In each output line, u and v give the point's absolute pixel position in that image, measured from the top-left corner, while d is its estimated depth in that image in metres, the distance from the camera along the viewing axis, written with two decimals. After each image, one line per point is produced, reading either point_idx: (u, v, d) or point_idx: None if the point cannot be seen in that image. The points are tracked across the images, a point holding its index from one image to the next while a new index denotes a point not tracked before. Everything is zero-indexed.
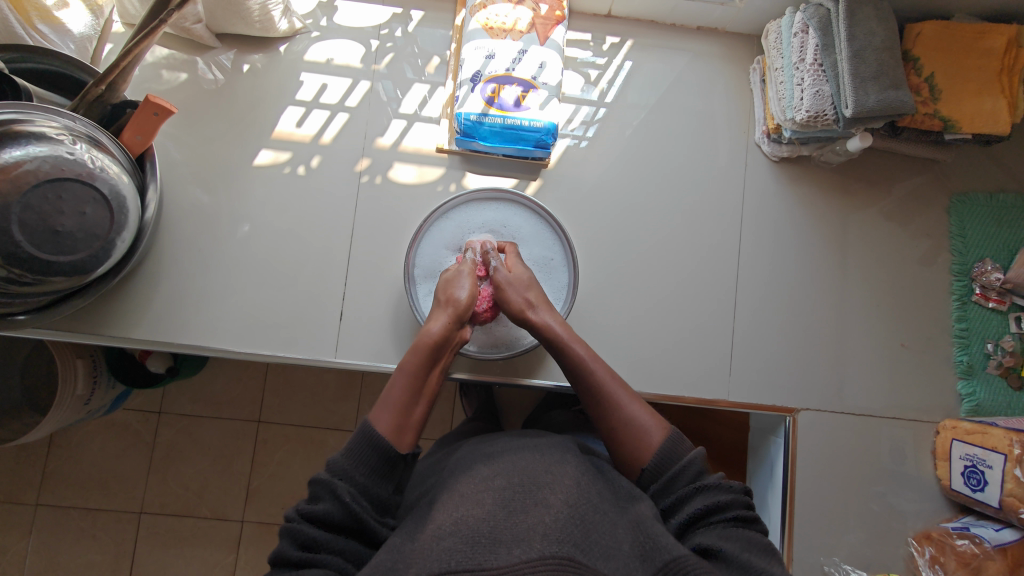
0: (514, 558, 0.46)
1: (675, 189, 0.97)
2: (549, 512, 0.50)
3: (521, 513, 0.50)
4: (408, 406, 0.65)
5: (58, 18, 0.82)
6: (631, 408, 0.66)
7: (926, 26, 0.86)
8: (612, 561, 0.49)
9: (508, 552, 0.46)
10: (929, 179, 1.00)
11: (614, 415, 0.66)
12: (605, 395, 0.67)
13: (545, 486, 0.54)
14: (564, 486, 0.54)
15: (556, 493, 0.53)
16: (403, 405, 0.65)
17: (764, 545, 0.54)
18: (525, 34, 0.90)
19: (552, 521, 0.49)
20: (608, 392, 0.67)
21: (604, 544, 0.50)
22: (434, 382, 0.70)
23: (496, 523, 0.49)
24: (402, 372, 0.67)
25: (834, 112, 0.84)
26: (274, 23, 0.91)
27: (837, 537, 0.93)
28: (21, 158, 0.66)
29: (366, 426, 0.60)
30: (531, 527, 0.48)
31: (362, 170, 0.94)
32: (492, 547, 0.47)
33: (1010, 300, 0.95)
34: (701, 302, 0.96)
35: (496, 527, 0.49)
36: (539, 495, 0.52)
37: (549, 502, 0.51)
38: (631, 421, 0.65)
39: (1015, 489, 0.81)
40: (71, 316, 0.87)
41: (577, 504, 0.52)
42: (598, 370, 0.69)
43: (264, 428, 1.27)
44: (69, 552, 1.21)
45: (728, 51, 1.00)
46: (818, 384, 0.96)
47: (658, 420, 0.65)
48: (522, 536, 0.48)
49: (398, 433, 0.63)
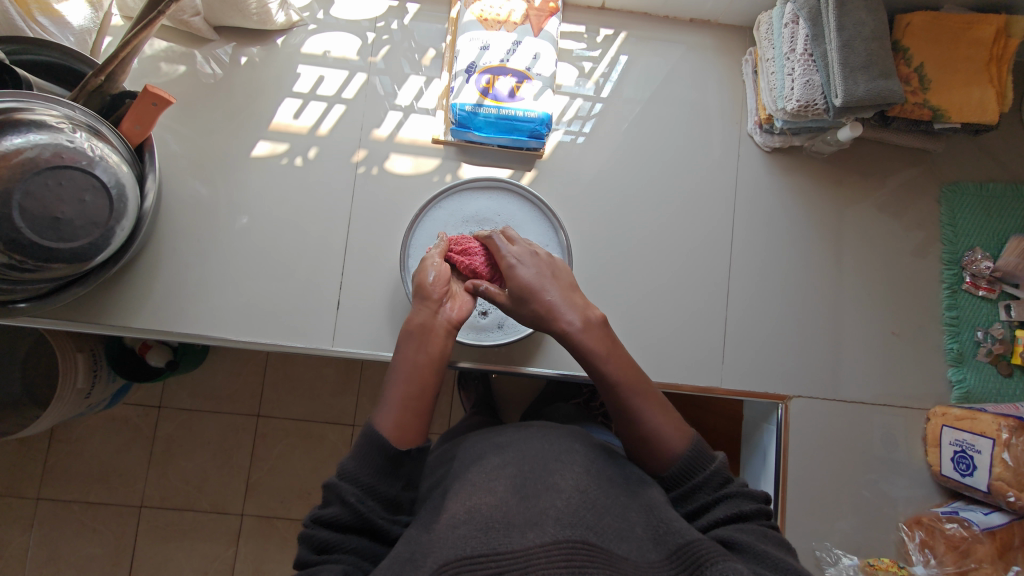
0: (529, 541, 0.47)
1: (668, 179, 0.98)
2: (560, 497, 0.51)
3: (533, 498, 0.51)
4: (409, 403, 0.64)
5: (58, 10, 0.82)
6: (655, 417, 0.63)
7: (916, 16, 0.87)
8: (626, 543, 0.50)
9: (522, 536, 0.47)
10: (920, 170, 1.01)
11: (643, 429, 0.63)
12: (628, 405, 0.64)
13: (555, 472, 0.55)
14: (574, 473, 0.55)
15: (567, 479, 0.54)
16: (404, 402, 0.64)
17: (779, 540, 0.55)
18: (519, 25, 0.92)
19: (564, 506, 0.50)
20: (630, 404, 0.64)
21: (616, 525, 0.51)
22: (430, 369, 0.68)
23: (509, 509, 0.50)
24: (395, 375, 0.67)
25: (825, 101, 0.85)
26: (271, 16, 0.92)
27: (829, 524, 0.94)
28: (22, 145, 0.67)
29: (367, 430, 0.60)
30: (544, 511, 0.50)
31: (358, 161, 0.95)
32: (506, 531, 0.48)
33: (1000, 289, 0.97)
34: (695, 291, 0.97)
35: (510, 513, 0.50)
36: (551, 481, 0.54)
37: (560, 487, 0.53)
38: (655, 431, 0.62)
39: (1003, 473, 0.82)
40: (72, 305, 0.89)
41: (587, 489, 0.54)
42: (621, 379, 0.66)
43: (265, 421, 1.28)
44: (71, 545, 1.22)
45: (720, 43, 1.01)
46: (811, 372, 0.97)
47: (680, 429, 0.63)
48: (535, 519, 0.49)
49: (400, 426, 0.62)
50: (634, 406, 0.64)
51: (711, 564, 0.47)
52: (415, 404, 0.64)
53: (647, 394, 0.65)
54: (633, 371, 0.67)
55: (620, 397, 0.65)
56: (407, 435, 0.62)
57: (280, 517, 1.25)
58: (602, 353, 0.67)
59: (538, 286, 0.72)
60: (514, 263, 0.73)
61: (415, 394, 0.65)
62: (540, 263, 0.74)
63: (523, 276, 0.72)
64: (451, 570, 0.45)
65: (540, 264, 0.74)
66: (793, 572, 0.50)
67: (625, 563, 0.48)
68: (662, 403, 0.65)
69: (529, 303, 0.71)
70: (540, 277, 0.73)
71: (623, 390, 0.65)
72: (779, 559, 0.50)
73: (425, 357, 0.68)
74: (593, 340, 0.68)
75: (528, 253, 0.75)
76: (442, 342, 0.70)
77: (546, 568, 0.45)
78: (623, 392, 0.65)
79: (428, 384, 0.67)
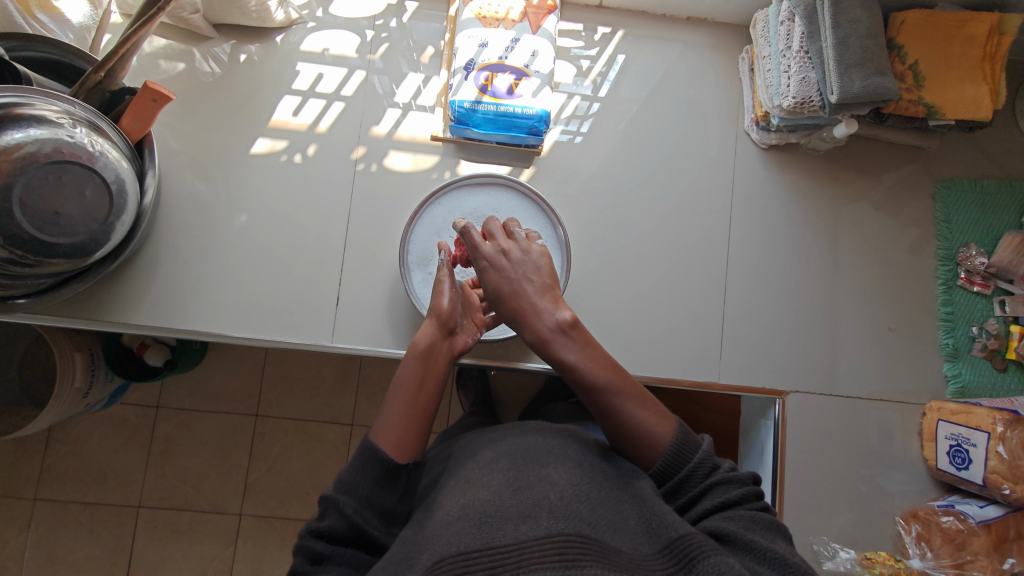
0: (522, 534, 0.46)
1: (666, 176, 0.99)
2: (553, 490, 0.52)
3: (526, 491, 0.52)
4: (412, 418, 0.64)
5: (57, 7, 0.83)
6: (636, 414, 0.62)
7: (910, 14, 0.88)
8: (619, 535, 0.50)
9: (515, 529, 0.47)
10: (916, 168, 1.02)
11: (623, 427, 0.62)
12: (608, 406, 0.63)
13: (548, 466, 0.55)
14: (567, 467, 0.56)
15: (560, 473, 0.54)
16: (407, 417, 0.64)
17: (768, 522, 0.55)
18: (517, 23, 0.92)
19: (557, 498, 0.51)
20: (610, 406, 0.63)
21: (610, 518, 0.51)
22: (431, 386, 0.69)
23: (502, 503, 0.50)
24: (397, 389, 0.67)
25: (820, 98, 0.86)
26: (270, 14, 0.92)
27: (826, 519, 0.94)
28: (23, 140, 0.68)
29: (368, 442, 0.60)
30: (538, 504, 0.50)
31: (357, 158, 0.96)
32: (499, 525, 0.48)
33: (994, 284, 0.98)
34: (692, 287, 0.97)
35: (503, 507, 0.50)
36: (543, 474, 0.54)
37: (553, 480, 0.53)
38: (635, 428, 0.62)
39: (998, 466, 0.83)
40: (71, 303, 0.89)
41: (580, 483, 0.54)
42: (601, 380, 0.63)
43: (264, 421, 1.28)
44: (69, 546, 1.22)
45: (717, 41, 1.02)
46: (808, 368, 0.97)
47: (664, 418, 0.63)
48: (529, 512, 0.49)
49: (402, 442, 0.62)
50: (613, 407, 0.63)
51: (701, 559, 0.47)
52: (418, 420, 0.65)
53: (629, 391, 0.63)
54: (614, 368, 0.65)
55: (599, 399, 0.63)
56: (408, 449, 0.62)
57: (279, 516, 1.25)
58: (580, 357, 0.64)
59: (513, 287, 0.67)
60: (487, 262, 0.68)
61: (417, 409, 0.65)
62: (512, 265, 0.68)
63: (497, 277, 0.68)
64: (445, 567, 0.45)
65: (513, 266, 0.68)
66: (782, 559, 0.50)
67: (620, 554, 0.48)
68: (645, 397, 0.64)
69: (502, 306, 0.68)
70: (513, 279, 0.67)
71: (604, 391, 0.63)
72: (767, 548, 0.51)
73: (426, 373, 0.69)
74: (569, 343, 0.64)
75: (498, 254, 0.69)
76: (444, 366, 0.71)
77: (539, 562, 0.45)
78: (602, 394, 0.63)
79: (430, 400, 0.67)
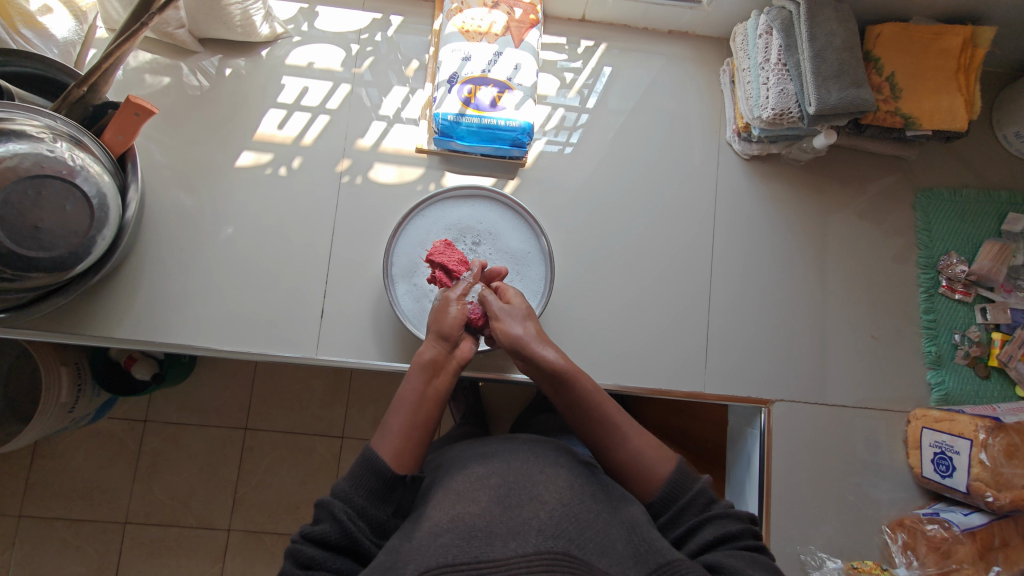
0: (510, 551, 0.46)
1: (651, 186, 1.00)
2: (543, 508, 0.51)
3: (516, 508, 0.51)
4: (411, 432, 0.63)
5: (42, 22, 0.83)
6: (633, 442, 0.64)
7: (886, 27, 0.90)
8: (607, 557, 0.49)
9: (504, 545, 0.47)
10: (897, 177, 1.03)
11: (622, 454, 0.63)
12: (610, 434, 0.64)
13: (538, 484, 0.55)
14: (558, 485, 0.55)
15: (551, 491, 0.54)
16: (408, 431, 0.63)
17: (769, 566, 0.55)
18: (500, 36, 0.93)
19: (547, 517, 0.50)
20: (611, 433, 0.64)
21: (598, 540, 0.51)
22: (436, 399, 0.66)
23: (492, 518, 0.50)
24: (399, 402, 0.65)
25: (799, 109, 0.87)
26: (256, 28, 0.93)
27: (814, 528, 0.94)
28: (2, 155, 0.68)
29: (366, 450, 0.59)
30: (526, 521, 0.49)
31: (343, 170, 0.96)
32: (488, 540, 0.48)
33: (975, 292, 0.99)
34: (676, 296, 0.98)
35: (493, 522, 0.50)
36: (533, 491, 0.54)
37: (543, 499, 0.53)
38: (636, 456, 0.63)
39: (981, 473, 0.82)
40: (54, 317, 0.88)
41: (570, 502, 0.53)
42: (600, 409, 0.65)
43: (253, 434, 1.27)
44: (53, 563, 1.20)
45: (698, 54, 1.04)
46: (794, 376, 0.98)
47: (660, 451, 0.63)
48: (517, 530, 0.49)
49: (401, 454, 0.61)
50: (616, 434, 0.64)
51: None
52: (419, 434, 0.63)
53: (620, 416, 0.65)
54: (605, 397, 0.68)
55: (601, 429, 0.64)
56: (407, 462, 0.61)
57: (269, 530, 1.23)
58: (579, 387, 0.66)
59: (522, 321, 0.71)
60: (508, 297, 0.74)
61: (418, 424, 0.64)
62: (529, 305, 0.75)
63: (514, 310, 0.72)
64: None
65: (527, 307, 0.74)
66: None
67: None
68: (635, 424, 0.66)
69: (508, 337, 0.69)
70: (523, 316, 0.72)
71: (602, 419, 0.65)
72: None
73: (430, 388, 0.66)
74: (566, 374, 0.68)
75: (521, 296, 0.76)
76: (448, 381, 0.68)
77: None
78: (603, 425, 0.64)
79: (431, 414, 0.65)
